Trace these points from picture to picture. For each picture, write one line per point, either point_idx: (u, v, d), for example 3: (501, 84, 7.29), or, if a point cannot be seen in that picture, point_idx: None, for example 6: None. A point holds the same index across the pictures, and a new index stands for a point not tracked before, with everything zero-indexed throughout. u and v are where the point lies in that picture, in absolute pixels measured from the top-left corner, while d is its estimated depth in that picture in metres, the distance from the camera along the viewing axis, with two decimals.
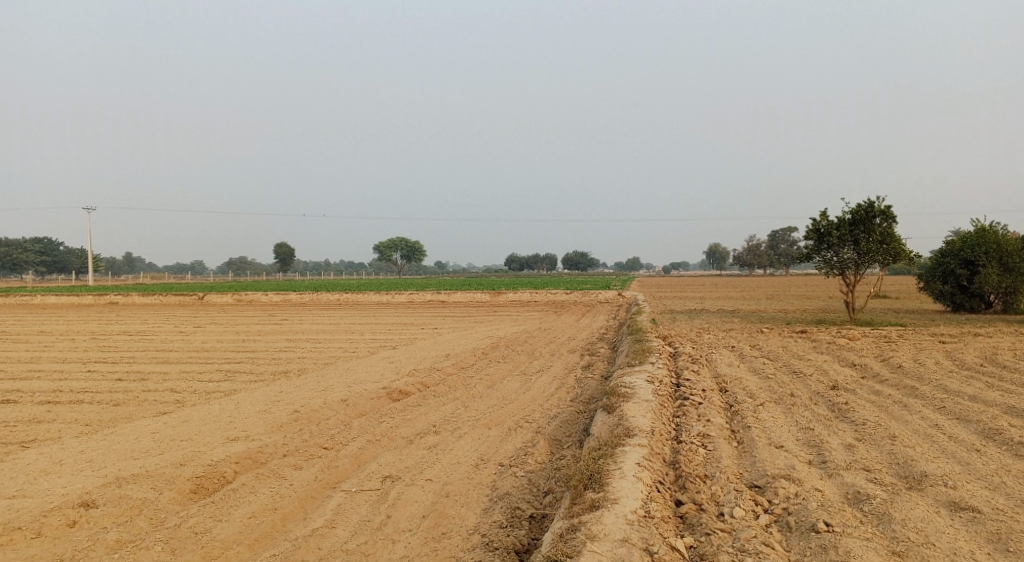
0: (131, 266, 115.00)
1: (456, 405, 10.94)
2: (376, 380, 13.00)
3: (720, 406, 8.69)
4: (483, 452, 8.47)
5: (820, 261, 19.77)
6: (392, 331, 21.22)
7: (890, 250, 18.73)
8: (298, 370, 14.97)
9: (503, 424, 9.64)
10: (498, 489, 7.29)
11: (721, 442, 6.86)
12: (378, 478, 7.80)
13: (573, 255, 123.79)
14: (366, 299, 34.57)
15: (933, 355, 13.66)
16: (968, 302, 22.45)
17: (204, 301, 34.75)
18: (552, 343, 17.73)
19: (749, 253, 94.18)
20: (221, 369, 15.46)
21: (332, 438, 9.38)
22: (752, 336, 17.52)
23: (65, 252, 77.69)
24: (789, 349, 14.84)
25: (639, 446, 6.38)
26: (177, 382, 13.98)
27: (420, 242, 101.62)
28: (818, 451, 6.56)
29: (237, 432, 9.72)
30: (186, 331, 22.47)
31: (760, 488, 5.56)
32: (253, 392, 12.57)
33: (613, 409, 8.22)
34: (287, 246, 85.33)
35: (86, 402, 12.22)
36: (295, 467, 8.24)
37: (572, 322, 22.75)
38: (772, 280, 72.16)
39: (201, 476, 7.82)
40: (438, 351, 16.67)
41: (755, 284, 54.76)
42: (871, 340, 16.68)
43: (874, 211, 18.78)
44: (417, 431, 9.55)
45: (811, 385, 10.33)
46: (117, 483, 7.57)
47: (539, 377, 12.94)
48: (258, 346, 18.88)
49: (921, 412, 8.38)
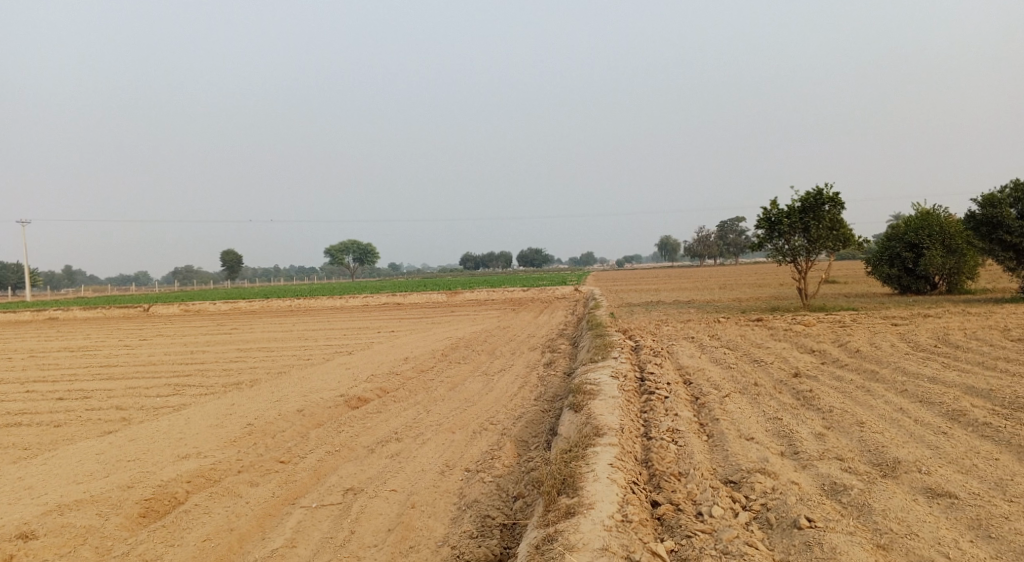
0: (72, 279, 111.35)
1: (417, 410, 10.66)
2: (333, 388, 12.62)
3: (686, 399, 8.59)
4: (448, 458, 8.22)
5: (772, 249, 19.97)
6: (348, 336, 20.78)
7: (840, 236, 18.99)
8: (251, 380, 14.48)
9: (467, 428, 9.39)
10: (466, 497, 7.05)
11: (692, 437, 6.73)
12: (339, 491, 7.48)
13: (527, 253, 123.97)
14: (319, 304, 33.87)
15: (888, 338, 13.84)
16: (914, 285, 22.96)
17: (150, 313, 33.68)
18: (512, 342, 17.51)
19: (700, 244, 95.34)
20: (169, 382, 14.87)
21: (290, 451, 9.02)
22: (709, 327, 17.57)
23: (0, 267, 74.66)
24: (748, 338, 14.90)
25: (610, 445, 6.21)
26: (123, 399, 13.39)
27: (373, 244, 100.40)
28: (789, 441, 6.47)
29: (188, 449, 9.27)
30: (131, 344, 21.63)
31: (735, 484, 5.44)
32: (204, 406, 12.08)
33: (579, 408, 8.04)
34: (235, 252, 83.32)
35: (25, 424, 11.58)
36: (251, 484, 7.87)
37: (530, 319, 22.59)
38: (724, 269, 73.07)
39: (150, 499, 7.39)
40: (396, 355, 16.33)
41: (709, 274, 55.31)
42: (826, 325, 16.88)
43: (823, 198, 19.00)
44: (379, 439, 9.25)
45: (774, 373, 10.32)
46: (59, 512, 7.10)
47: (501, 377, 12.71)
48: (208, 357, 18.26)
49: (884, 396, 8.39)
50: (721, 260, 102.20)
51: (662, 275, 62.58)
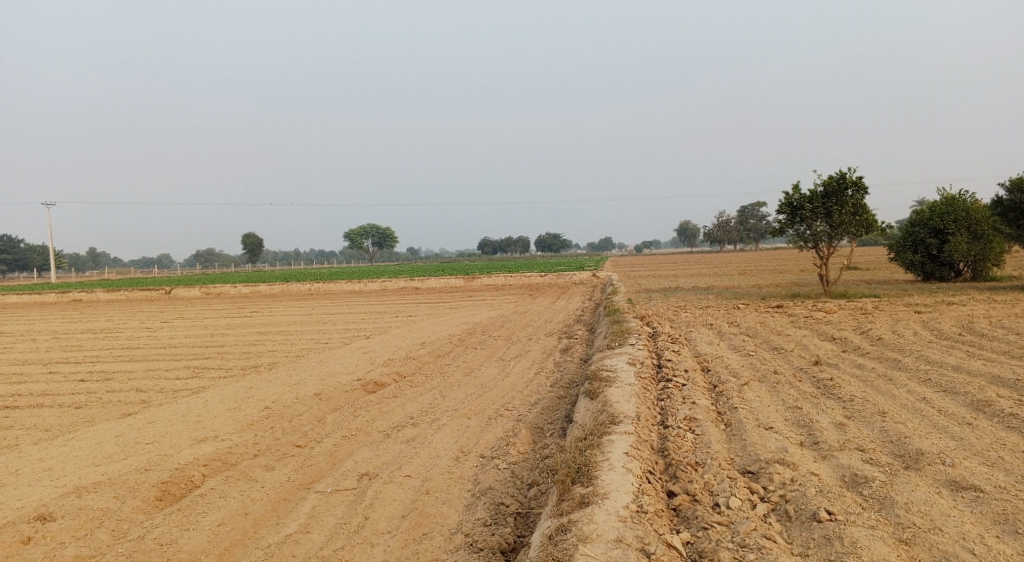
0: (96, 262, 112.67)
1: (434, 395, 10.64)
2: (350, 372, 12.63)
3: (704, 387, 8.48)
4: (463, 444, 8.18)
5: (794, 234, 19.70)
6: (366, 320, 20.82)
7: (863, 221, 18.69)
8: (269, 364, 14.53)
9: (483, 414, 9.36)
10: (480, 484, 7.02)
11: (709, 426, 6.63)
12: (354, 476, 7.47)
13: (545, 238, 123.70)
14: (338, 288, 33.97)
15: (911, 325, 13.61)
16: (938, 271, 22.59)
17: (172, 295, 33.99)
18: (529, 327, 17.44)
19: (719, 229, 94.49)
20: (189, 365, 14.98)
21: (306, 435, 9.03)
22: (728, 313, 17.40)
23: (25, 249, 75.61)
24: (768, 325, 14.73)
25: (626, 433, 6.12)
26: (143, 381, 13.50)
27: (391, 228, 100.54)
28: (809, 431, 6.35)
29: (206, 432, 9.32)
30: (152, 327, 21.81)
31: (754, 475, 5.34)
32: (222, 389, 12.14)
33: (595, 395, 7.96)
34: (255, 235, 83.72)
35: (46, 406, 11.71)
36: (267, 468, 7.89)
37: (547, 305, 22.51)
38: (745, 255, 72.43)
39: (167, 482, 7.43)
40: (413, 339, 16.33)
41: (729, 260, 54.81)
42: (847, 313, 16.66)
43: (846, 182, 18.70)
44: (395, 424, 9.24)
45: (794, 361, 10.17)
46: (77, 494, 7.16)
47: (517, 363, 12.64)
48: (228, 340, 18.37)
49: (907, 385, 8.24)
50: (741, 246, 101.41)
51: (682, 260, 62.21)
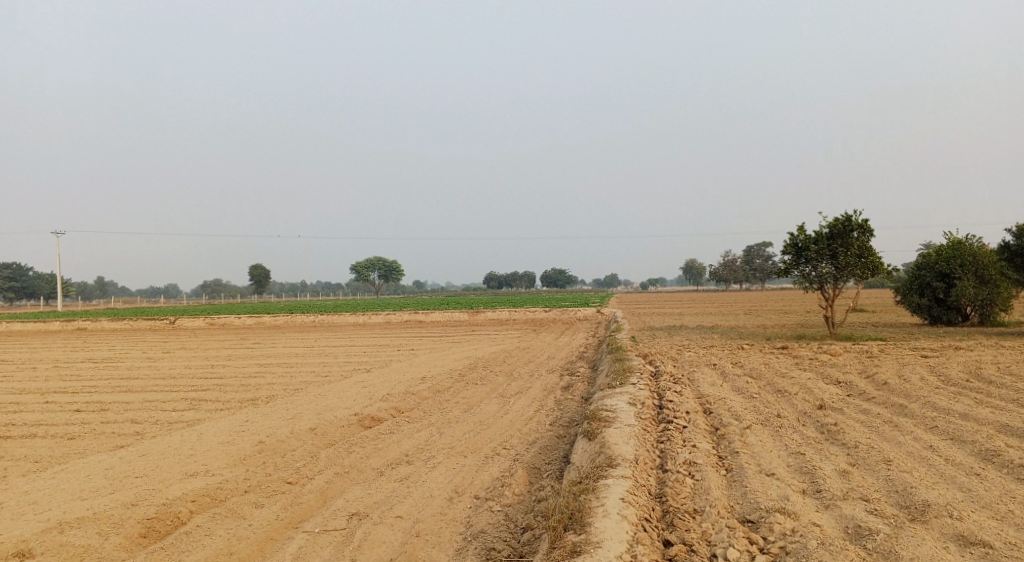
0: (103, 290, 113.16)
1: (431, 431, 10.46)
2: (348, 406, 12.47)
3: (705, 430, 8.30)
4: (457, 484, 8.00)
5: (799, 275, 19.57)
6: (367, 353, 20.68)
7: (868, 263, 18.56)
8: (267, 397, 14.38)
9: (479, 452, 9.18)
10: (473, 527, 6.83)
11: (709, 471, 6.44)
12: (343, 516, 7.29)
13: (552, 274, 123.93)
14: (342, 321, 33.91)
15: (918, 370, 13.39)
16: (945, 315, 22.38)
17: (176, 325, 33.97)
18: (530, 363, 17.28)
19: (726, 268, 94.43)
20: (187, 397, 14.84)
21: (298, 471, 8.85)
22: (733, 353, 17.20)
23: (34, 277, 75.97)
24: (772, 366, 14.54)
25: (622, 478, 5.94)
26: (139, 412, 13.35)
27: (398, 262, 100.81)
28: (812, 479, 6.16)
29: (197, 466, 9.16)
30: (153, 357, 21.72)
31: (753, 524, 5.15)
32: (218, 422, 11.98)
33: (594, 436, 7.78)
34: (262, 266, 83.98)
35: (40, 436, 11.56)
36: (256, 505, 7.71)
37: (550, 341, 22.35)
38: (750, 294, 72.30)
39: (153, 519, 7.26)
40: (414, 374, 16.17)
41: (735, 299, 54.63)
42: (853, 355, 16.46)
43: (851, 224, 18.63)
44: (389, 461, 9.06)
45: (797, 404, 9.98)
46: (59, 529, 7.01)
47: (517, 400, 12.47)
48: (228, 372, 18.24)
49: (913, 432, 8.04)
50: (747, 285, 101.27)
51: (688, 298, 62.05)
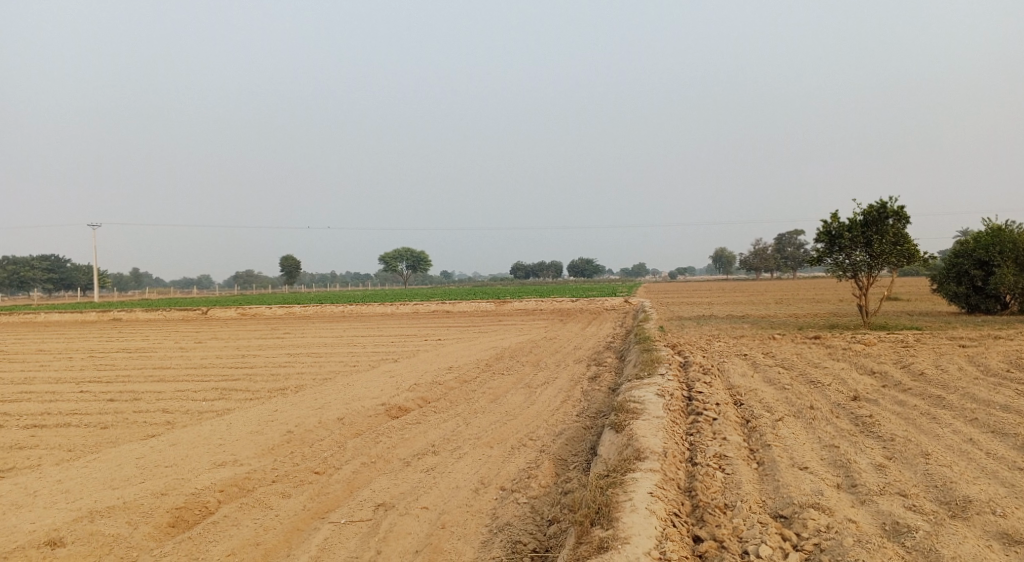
0: (138, 282, 115.14)
1: (457, 422, 10.41)
2: (375, 396, 12.47)
3: (735, 422, 8.13)
4: (484, 475, 7.94)
5: (832, 264, 19.18)
6: (395, 343, 20.72)
7: (904, 251, 18.13)
8: (296, 386, 14.46)
9: (506, 443, 9.11)
10: (499, 519, 6.76)
11: (740, 465, 6.30)
12: (369, 506, 7.27)
13: (580, 264, 123.59)
14: (370, 311, 34.09)
15: (955, 360, 13.04)
16: (983, 303, 21.83)
17: (208, 316, 34.36)
18: (558, 353, 17.18)
19: (756, 257, 93.41)
20: (217, 386, 14.96)
21: (325, 461, 8.86)
22: (764, 343, 16.94)
23: (72, 268, 77.44)
24: (804, 357, 14.27)
25: (651, 471, 5.82)
26: (170, 402, 13.48)
27: (426, 252, 101.12)
28: (847, 473, 5.98)
29: (226, 456, 9.21)
30: (186, 347, 21.99)
31: (786, 520, 5.01)
32: (247, 412, 12.04)
33: (621, 428, 7.66)
34: (292, 258, 84.82)
35: (74, 425, 11.72)
36: (283, 495, 7.73)
37: (578, 331, 22.21)
38: (781, 283, 71.36)
39: (181, 508, 7.31)
40: (441, 364, 16.15)
41: (766, 287, 54.04)
42: (888, 345, 16.10)
43: (886, 211, 18.19)
44: (415, 452, 9.03)
45: (831, 396, 9.76)
46: (90, 518, 7.09)
47: (544, 390, 12.39)
48: (257, 362, 18.37)
49: (952, 424, 7.80)
50: (777, 274, 100.12)
51: (717, 288, 61.45)
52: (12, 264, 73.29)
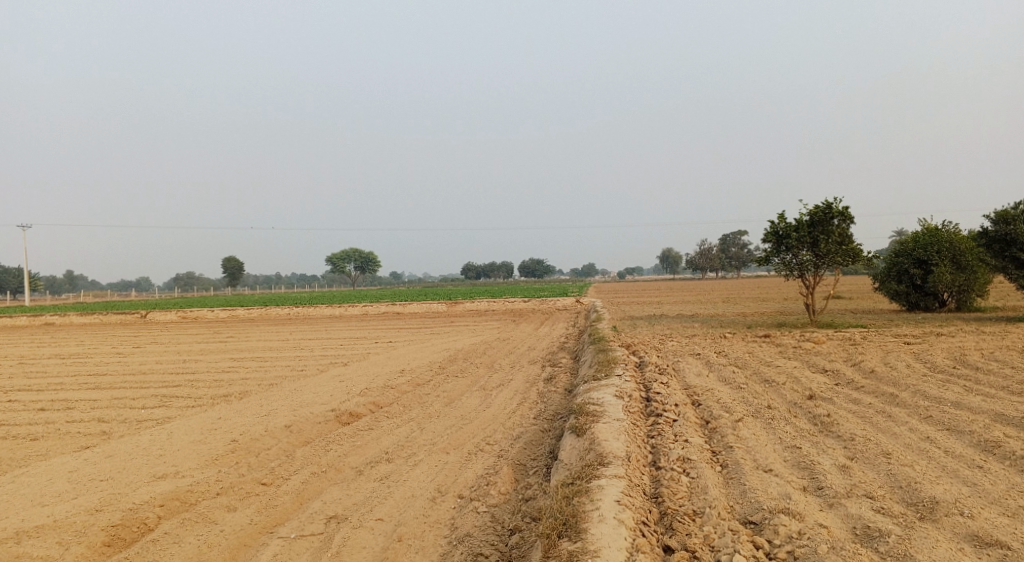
0: (74, 284, 111.11)
1: (411, 427, 10.10)
2: (325, 401, 12.06)
3: (695, 423, 8.03)
4: (440, 483, 7.67)
5: (780, 263, 19.43)
6: (344, 346, 20.25)
7: (849, 251, 18.46)
8: (241, 392, 13.92)
9: (462, 448, 8.84)
10: (458, 529, 6.51)
11: (704, 468, 6.18)
12: (321, 519, 6.94)
13: (529, 264, 123.90)
14: (318, 313, 33.37)
15: (903, 358, 13.27)
16: (922, 301, 22.38)
17: (148, 319, 33.19)
18: (511, 355, 16.98)
19: (702, 257, 95.01)
20: (157, 393, 14.32)
21: (273, 471, 8.47)
22: (716, 343, 17.01)
23: (2, 271, 74.27)
24: (756, 356, 14.35)
25: (616, 477, 5.64)
26: (106, 411, 12.84)
27: (374, 254, 99.98)
28: (812, 475, 5.91)
29: (166, 468, 8.73)
30: (124, 352, 21.10)
31: (756, 526, 4.91)
32: (189, 420, 11.51)
33: (581, 432, 7.47)
34: (236, 259, 82.84)
35: (0, 437, 11.03)
36: (228, 509, 7.33)
37: (530, 331, 22.06)
38: (726, 283, 72.70)
39: (117, 526, 6.86)
40: (392, 367, 15.79)
41: (713, 288, 54.71)
42: (836, 343, 16.32)
43: (832, 211, 18.48)
44: (369, 460, 8.70)
45: (786, 395, 9.77)
46: (16, 539, 6.59)
47: (499, 393, 12.15)
48: (200, 367, 17.71)
49: (908, 423, 7.84)
50: (722, 274, 101.98)
51: (665, 287, 62.18)
52: None
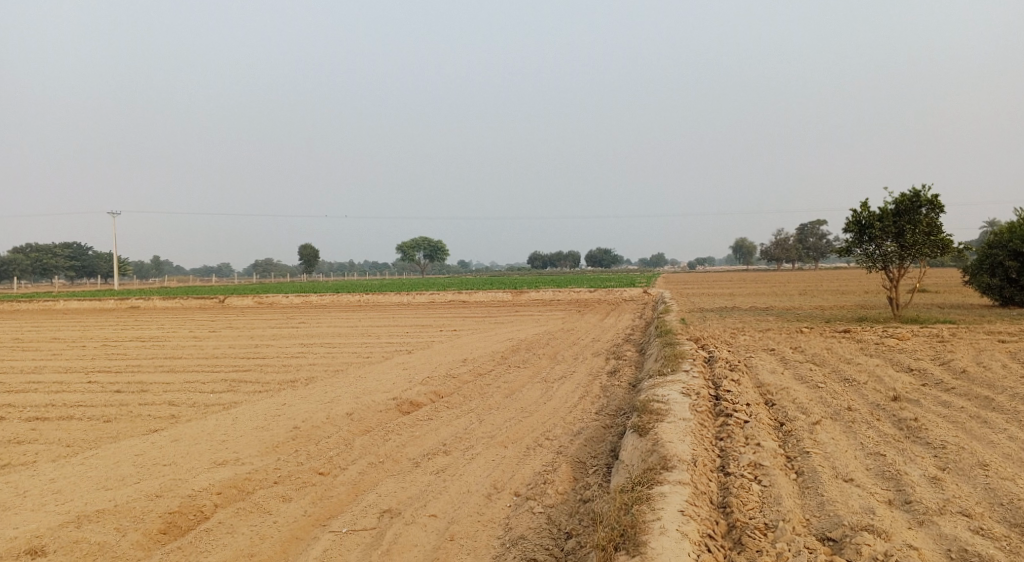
0: (159, 270, 115.80)
1: (470, 419, 9.88)
2: (387, 390, 11.98)
3: (768, 425, 7.54)
4: (496, 479, 7.42)
5: (861, 254, 18.44)
6: (410, 334, 20.25)
7: (937, 242, 17.35)
8: (307, 378, 14.01)
9: (521, 443, 8.57)
10: (512, 531, 6.26)
11: (778, 476, 5.73)
12: (374, 513, 6.80)
13: (598, 253, 122.80)
14: (387, 300, 33.65)
15: (997, 357, 12.33)
16: (1017, 296, 20.93)
17: (224, 304, 34.08)
18: (575, 346, 16.61)
19: (777, 247, 92.18)
20: (227, 378, 14.55)
21: (331, 461, 8.38)
22: (791, 337, 16.24)
23: (94, 256, 77.80)
24: (835, 352, 13.61)
25: (680, 484, 5.26)
26: (178, 394, 13.07)
27: (444, 243, 100.56)
28: (898, 487, 5.39)
29: (228, 454, 8.75)
30: (200, 336, 21.64)
31: (835, 544, 4.47)
32: (254, 405, 11.59)
33: (645, 431, 7.08)
34: (311, 247, 84.63)
35: (76, 418, 11.32)
36: (283, 499, 7.26)
37: (596, 322, 21.60)
38: (801, 274, 70.29)
39: (175, 513, 6.87)
40: (456, 356, 15.64)
41: (787, 279, 52.94)
42: (922, 340, 15.36)
43: (920, 200, 17.39)
44: (426, 452, 8.52)
45: (868, 396, 9.13)
46: (76, 524, 6.67)
47: (561, 385, 11.83)
48: (270, 352, 17.96)
49: (1006, 430, 7.17)
50: (798, 265, 98.73)
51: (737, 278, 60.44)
52: (34, 251, 73.75)
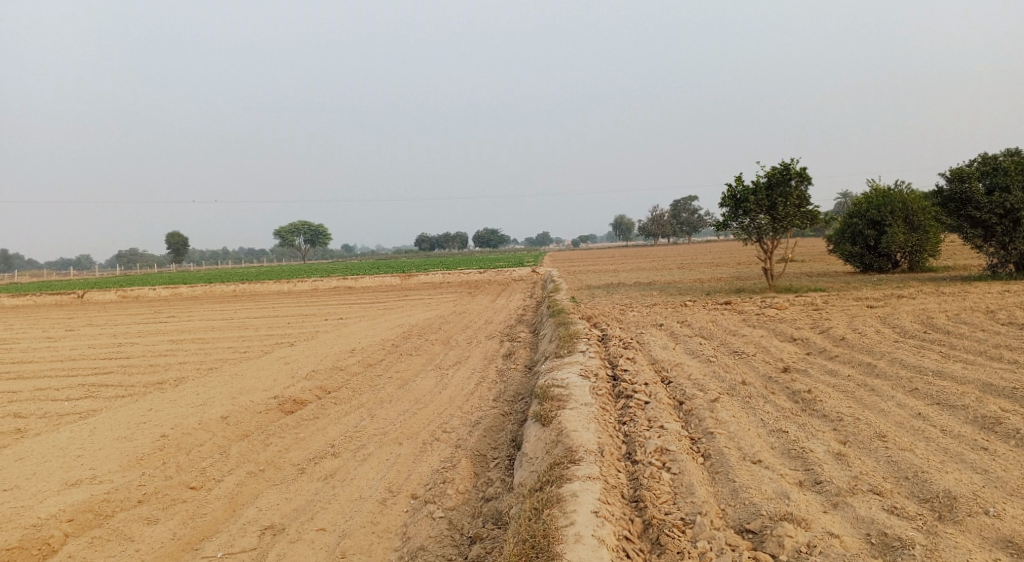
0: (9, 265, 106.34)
1: (360, 415, 9.24)
2: (267, 388, 11.10)
3: (669, 406, 7.36)
4: (391, 481, 6.88)
5: (737, 228, 18.94)
6: (292, 324, 19.18)
7: (806, 213, 18.05)
8: (176, 380, 12.84)
9: (416, 438, 8.06)
10: (412, 541, 5.82)
11: (687, 462, 5.52)
12: (254, 531, 6.18)
13: (482, 232, 122.62)
14: (265, 289, 31.90)
15: (870, 323, 12.86)
16: (876, 263, 22.18)
17: (84, 299, 31.37)
18: (468, 329, 16.17)
19: (654, 222, 95.03)
20: (85, 383, 13.15)
21: (204, 473, 7.57)
22: (678, 312, 16.45)
23: None
24: (721, 324, 13.83)
25: (590, 480, 4.95)
26: (25, 404, 11.64)
27: (325, 227, 97.59)
28: (806, 466, 5.30)
29: (83, 472, 7.76)
30: (52, 336, 19.59)
31: (756, 537, 4.39)
32: (116, 412, 10.44)
33: (547, 420, 6.71)
34: (180, 234, 79.62)
35: None
36: (148, 521, 6.48)
37: (486, 304, 21.21)
38: (678, 248, 72.81)
39: (15, 549, 6.09)
40: (342, 346, 14.85)
41: (666, 254, 54.54)
42: (799, 308, 15.90)
43: (790, 174, 17.98)
44: (312, 455, 7.85)
45: (759, 368, 9.19)
46: None
47: (455, 372, 11.36)
48: (135, 351, 16.46)
49: (894, 397, 7.30)
50: (674, 239, 102.42)
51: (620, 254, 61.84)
52: None
